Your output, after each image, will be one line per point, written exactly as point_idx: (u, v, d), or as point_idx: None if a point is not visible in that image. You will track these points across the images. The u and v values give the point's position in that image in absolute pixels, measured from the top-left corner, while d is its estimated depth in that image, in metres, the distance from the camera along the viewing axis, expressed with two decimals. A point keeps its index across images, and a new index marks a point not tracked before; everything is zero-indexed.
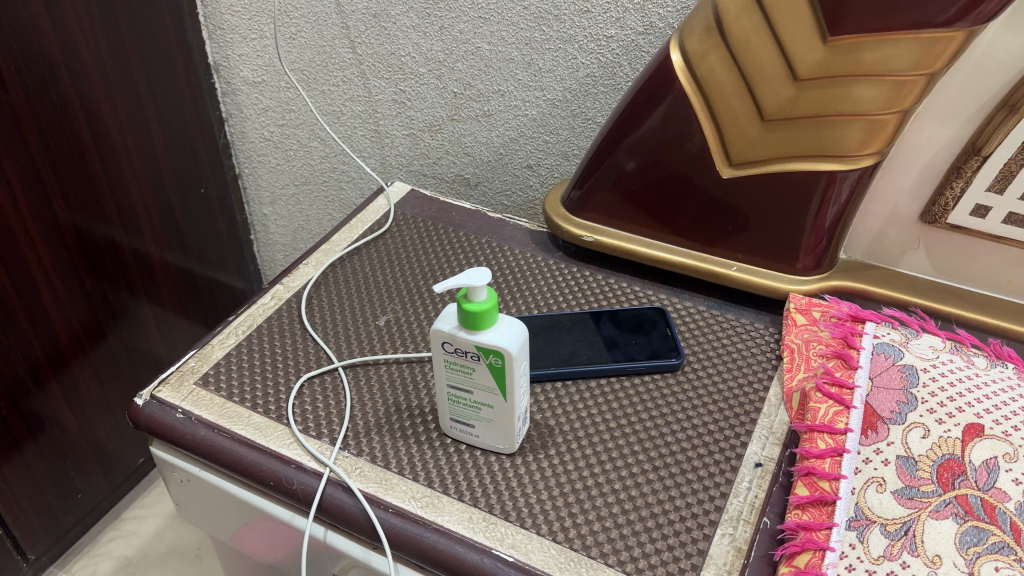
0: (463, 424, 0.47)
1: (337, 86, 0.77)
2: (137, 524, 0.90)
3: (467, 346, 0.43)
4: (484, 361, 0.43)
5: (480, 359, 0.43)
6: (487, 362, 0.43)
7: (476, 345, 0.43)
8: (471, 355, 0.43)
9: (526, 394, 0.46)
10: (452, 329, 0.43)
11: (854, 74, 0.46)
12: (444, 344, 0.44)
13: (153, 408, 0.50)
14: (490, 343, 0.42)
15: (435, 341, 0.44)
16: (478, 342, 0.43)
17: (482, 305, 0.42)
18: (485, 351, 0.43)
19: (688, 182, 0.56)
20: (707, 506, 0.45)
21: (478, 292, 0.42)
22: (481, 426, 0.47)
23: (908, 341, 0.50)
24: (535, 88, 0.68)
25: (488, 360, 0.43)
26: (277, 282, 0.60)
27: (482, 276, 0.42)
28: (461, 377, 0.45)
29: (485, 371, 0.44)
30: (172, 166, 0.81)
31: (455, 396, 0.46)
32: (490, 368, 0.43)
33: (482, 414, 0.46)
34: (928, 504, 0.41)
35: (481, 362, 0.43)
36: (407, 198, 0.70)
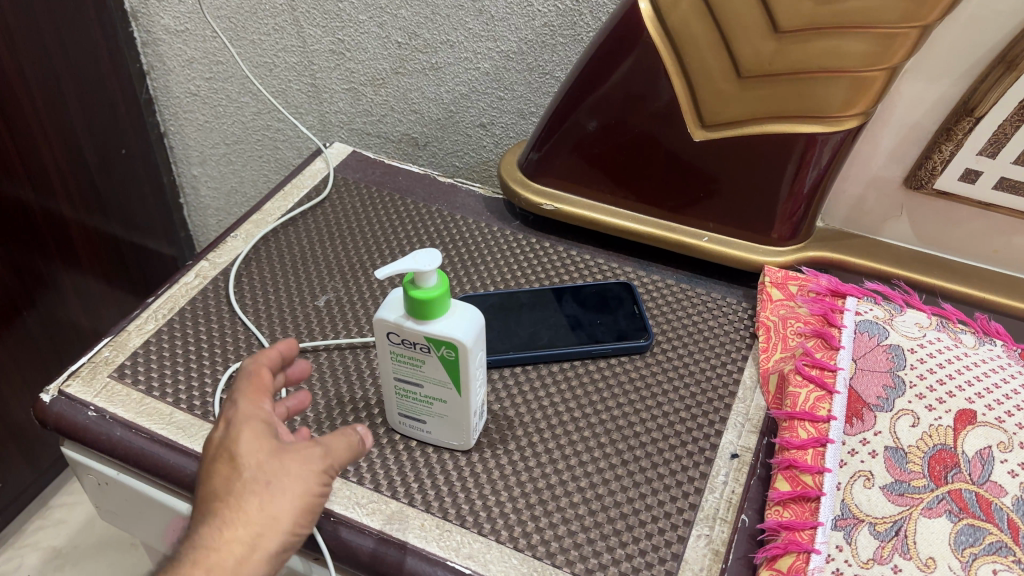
0: (412, 419, 0.43)
1: (268, 35, 0.70)
2: (67, 512, 0.84)
3: (417, 337, 0.38)
4: (435, 354, 0.39)
5: (431, 351, 0.38)
6: (438, 354, 0.39)
7: (426, 336, 0.38)
8: (421, 347, 0.39)
9: (483, 387, 0.41)
10: (398, 319, 0.38)
11: (841, 26, 0.41)
12: (389, 334, 0.39)
13: (61, 406, 0.45)
14: (442, 334, 0.37)
15: (379, 331, 0.39)
16: (429, 333, 0.38)
17: (432, 293, 0.37)
18: (435, 343, 0.38)
19: (657, 144, 0.51)
20: (681, 504, 0.41)
21: (429, 279, 0.37)
22: (433, 420, 0.42)
23: (892, 318, 0.47)
24: (488, 39, 0.62)
25: (440, 352, 0.38)
26: (201, 258, 0.54)
27: (433, 259, 0.37)
28: (411, 370, 0.40)
29: (437, 363, 0.39)
30: (87, 122, 0.72)
31: (403, 389, 0.41)
32: (443, 361, 0.39)
33: (433, 409, 0.41)
34: (920, 501, 0.38)
35: (432, 354, 0.39)
36: (348, 160, 0.64)
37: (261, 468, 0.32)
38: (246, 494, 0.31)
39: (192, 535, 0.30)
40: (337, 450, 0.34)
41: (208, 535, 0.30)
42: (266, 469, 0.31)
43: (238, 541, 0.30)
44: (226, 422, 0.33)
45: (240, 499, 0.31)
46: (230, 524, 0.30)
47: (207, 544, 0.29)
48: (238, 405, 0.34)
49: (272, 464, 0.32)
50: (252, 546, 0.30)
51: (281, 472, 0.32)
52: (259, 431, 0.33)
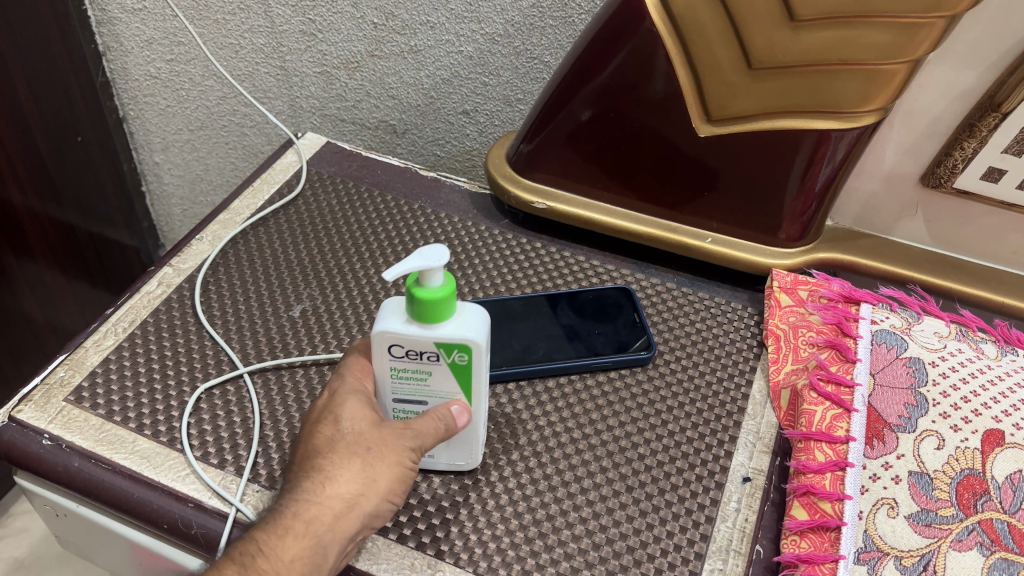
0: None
1: (233, 15, 0.65)
2: (28, 520, 0.80)
3: (425, 346, 0.35)
4: (444, 361, 0.35)
5: (441, 358, 0.35)
6: (449, 361, 0.35)
7: (435, 342, 0.34)
8: (429, 356, 0.35)
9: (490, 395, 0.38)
10: (401, 327, 0.35)
11: (863, 15, 0.38)
12: (392, 348, 0.35)
13: (12, 434, 0.41)
14: (455, 336, 0.34)
15: (376, 347, 0.35)
16: (437, 338, 0.34)
17: (439, 294, 0.33)
18: (447, 349, 0.34)
19: (658, 138, 0.47)
20: (692, 535, 0.38)
21: (434, 279, 0.33)
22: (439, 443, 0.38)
23: (910, 328, 0.44)
24: (471, 20, 0.58)
25: (451, 359, 0.35)
26: (164, 263, 0.50)
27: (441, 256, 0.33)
28: (414, 384, 0.36)
29: (445, 372, 0.36)
30: (38, 108, 0.66)
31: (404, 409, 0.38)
32: (455, 368, 0.35)
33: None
34: (949, 533, 0.36)
35: (441, 362, 0.35)
36: (322, 152, 0.60)
37: (362, 437, 0.35)
38: (347, 453, 0.34)
39: (294, 487, 0.34)
40: (426, 434, 0.35)
41: (313, 487, 0.33)
42: (364, 437, 0.35)
43: (338, 497, 0.33)
44: (331, 390, 0.37)
45: (342, 459, 0.34)
46: (333, 480, 0.33)
47: (310, 498, 0.33)
48: (344, 376, 0.37)
49: (372, 433, 0.35)
50: (351, 504, 0.33)
51: (381, 441, 0.35)
52: (363, 403, 0.36)
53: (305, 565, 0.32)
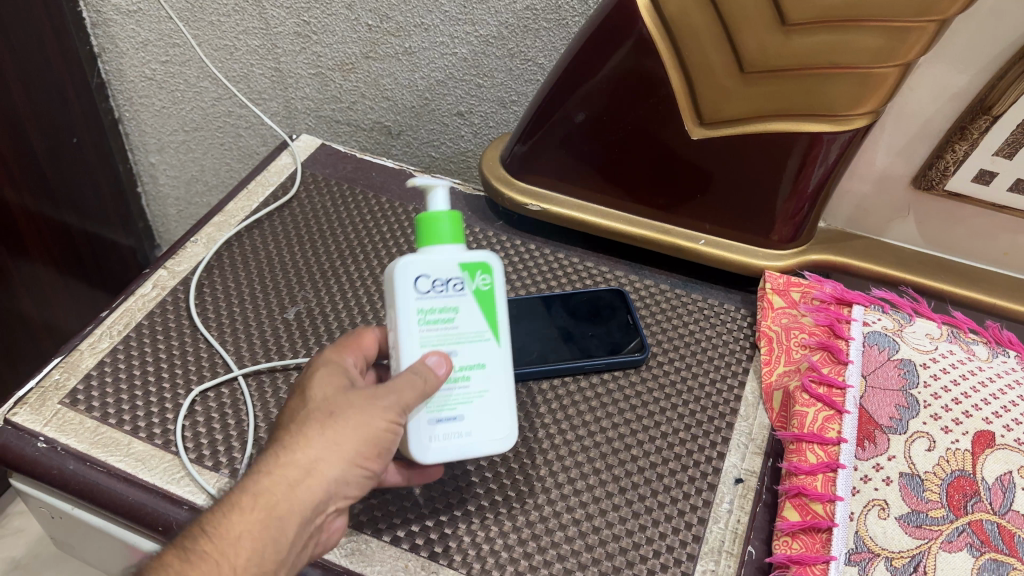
0: (447, 428, 0.34)
1: (227, 16, 0.65)
2: (25, 520, 0.80)
3: (450, 272, 0.35)
4: (470, 288, 0.35)
5: (467, 283, 0.35)
6: (474, 287, 0.35)
7: (460, 263, 0.35)
8: (455, 285, 0.35)
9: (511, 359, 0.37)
10: (422, 258, 0.34)
11: (855, 19, 0.38)
12: (415, 283, 0.34)
13: (8, 436, 0.41)
14: (478, 253, 0.35)
15: (398, 287, 0.34)
16: (461, 259, 0.35)
17: (441, 216, 0.35)
18: (471, 270, 0.35)
19: (651, 140, 0.47)
20: (684, 536, 0.38)
21: (436, 203, 0.35)
22: (472, 413, 0.35)
23: (902, 329, 0.44)
24: (465, 22, 0.58)
25: (476, 284, 0.35)
26: (159, 266, 0.50)
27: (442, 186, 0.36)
28: (441, 330, 0.34)
29: (471, 304, 0.35)
30: (32, 109, 0.65)
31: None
32: (481, 295, 0.35)
33: (471, 388, 0.35)
34: (939, 534, 0.36)
35: (466, 292, 0.35)
36: (317, 154, 0.60)
37: (326, 403, 0.33)
38: (310, 423, 0.33)
39: None
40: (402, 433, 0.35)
41: (271, 459, 0.32)
42: (328, 403, 0.33)
43: (294, 466, 0.32)
44: (310, 364, 0.37)
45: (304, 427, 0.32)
46: (292, 449, 0.32)
47: (265, 469, 0.32)
48: (324, 353, 0.37)
49: (339, 397, 0.33)
50: (308, 473, 0.32)
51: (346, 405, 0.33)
52: (331, 376, 0.35)
53: (255, 539, 0.30)
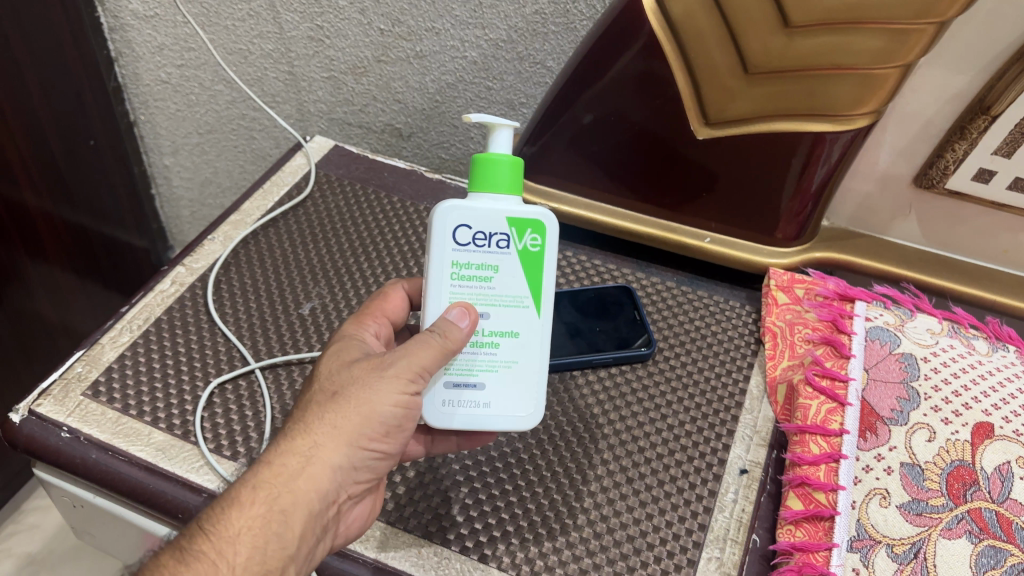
0: (464, 394, 0.36)
1: (242, 21, 0.66)
2: (40, 516, 0.81)
3: (496, 227, 0.36)
4: (515, 247, 0.36)
5: (513, 242, 0.36)
6: (520, 246, 0.36)
7: (508, 219, 0.36)
8: (499, 241, 0.36)
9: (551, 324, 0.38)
10: (471, 204, 0.35)
11: (855, 21, 0.39)
12: (458, 231, 0.36)
13: (32, 427, 0.42)
14: (531, 210, 0.36)
15: (442, 235, 0.36)
16: (511, 214, 0.35)
17: (498, 157, 0.35)
18: (520, 228, 0.36)
19: (658, 141, 0.48)
20: (690, 525, 0.39)
21: (495, 142, 0.35)
22: (495, 382, 0.37)
23: (903, 325, 0.45)
24: (475, 26, 0.59)
25: (522, 243, 0.36)
26: (177, 263, 0.51)
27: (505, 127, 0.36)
28: (476, 288, 0.36)
29: (514, 264, 0.36)
30: (51, 113, 0.66)
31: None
32: (525, 256, 0.36)
33: (499, 356, 0.37)
34: (939, 522, 0.37)
35: (511, 250, 0.36)
36: (330, 155, 0.61)
37: (325, 386, 0.34)
38: (312, 410, 0.34)
39: None
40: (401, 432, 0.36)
41: (273, 447, 0.33)
42: (333, 380, 0.35)
43: (292, 454, 0.33)
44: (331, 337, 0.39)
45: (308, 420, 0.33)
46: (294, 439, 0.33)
47: (264, 461, 0.33)
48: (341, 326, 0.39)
49: (343, 373, 0.35)
50: (306, 460, 0.33)
51: (348, 383, 0.34)
52: (344, 344, 0.37)
53: (260, 531, 0.31)
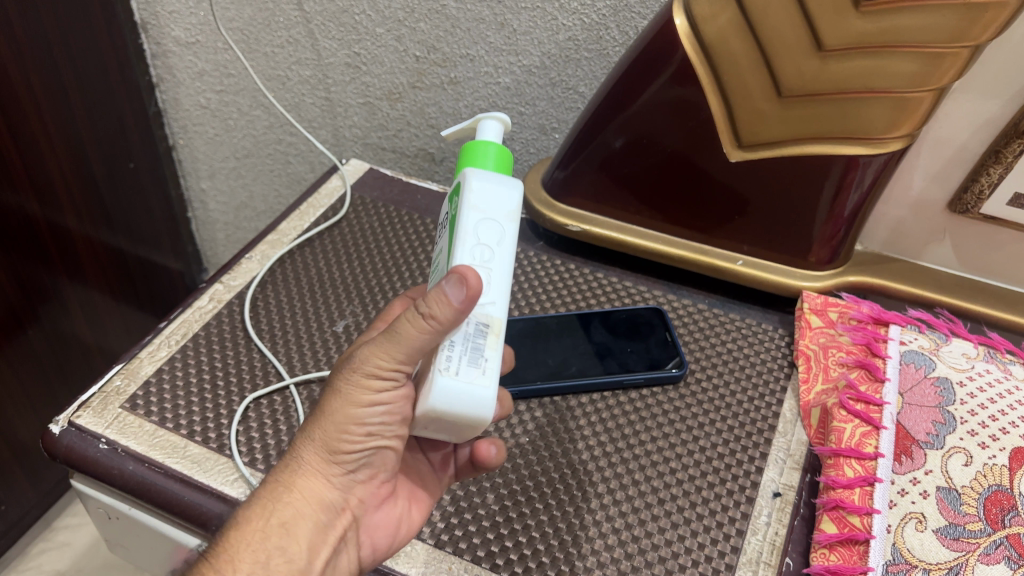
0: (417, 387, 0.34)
1: (281, 48, 0.68)
2: (71, 534, 0.81)
3: (448, 208, 0.36)
4: (450, 217, 0.34)
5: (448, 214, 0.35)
6: (453, 215, 0.34)
7: (450, 195, 0.35)
8: (447, 220, 0.35)
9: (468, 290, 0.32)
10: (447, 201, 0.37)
11: (889, 44, 0.39)
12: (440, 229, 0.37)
13: (71, 438, 0.43)
14: (460, 177, 0.34)
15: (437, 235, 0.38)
16: (452, 188, 0.35)
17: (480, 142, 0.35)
18: (454, 199, 0.35)
19: (690, 164, 0.49)
20: (723, 547, 0.39)
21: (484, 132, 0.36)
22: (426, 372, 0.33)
23: (938, 349, 0.45)
24: (509, 53, 0.60)
25: (454, 211, 0.34)
26: (215, 281, 0.53)
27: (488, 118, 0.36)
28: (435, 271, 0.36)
29: (448, 236, 0.34)
30: (94, 134, 0.68)
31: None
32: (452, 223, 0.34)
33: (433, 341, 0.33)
34: (976, 547, 0.36)
35: (449, 222, 0.35)
36: (365, 178, 0.62)
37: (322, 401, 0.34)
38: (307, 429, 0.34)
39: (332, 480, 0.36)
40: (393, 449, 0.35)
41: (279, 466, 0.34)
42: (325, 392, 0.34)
43: (286, 474, 0.34)
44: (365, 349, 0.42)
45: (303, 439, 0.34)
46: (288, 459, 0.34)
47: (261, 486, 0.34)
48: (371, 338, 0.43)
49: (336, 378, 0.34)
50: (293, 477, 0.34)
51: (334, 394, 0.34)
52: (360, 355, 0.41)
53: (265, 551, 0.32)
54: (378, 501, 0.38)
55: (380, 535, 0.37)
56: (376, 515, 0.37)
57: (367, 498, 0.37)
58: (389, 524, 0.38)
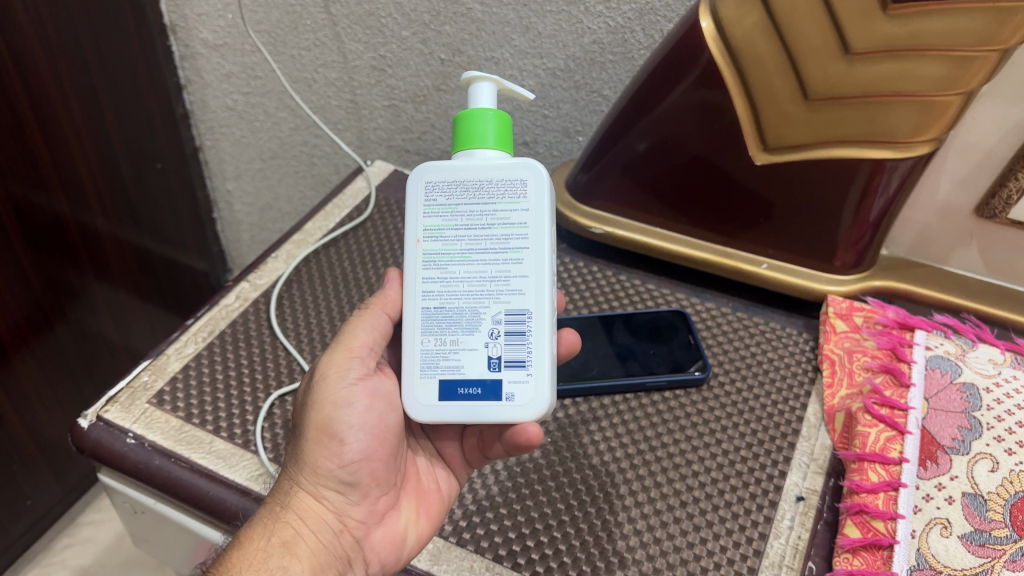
0: None
1: (308, 50, 0.69)
2: (95, 530, 0.82)
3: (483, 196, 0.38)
4: None
5: None
6: None
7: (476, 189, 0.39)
8: None
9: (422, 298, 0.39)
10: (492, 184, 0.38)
11: (917, 48, 0.39)
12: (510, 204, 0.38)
13: (99, 432, 0.43)
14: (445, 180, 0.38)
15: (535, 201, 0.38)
16: None
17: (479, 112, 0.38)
18: None
19: (714, 168, 0.49)
20: (745, 550, 0.39)
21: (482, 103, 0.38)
22: None
23: (965, 354, 0.45)
24: (534, 56, 0.60)
25: None
26: (242, 279, 0.53)
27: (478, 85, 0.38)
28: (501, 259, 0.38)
29: None
30: (123, 135, 0.68)
31: (512, 303, 0.36)
32: None
33: None
34: (1003, 553, 0.36)
35: None
36: (390, 179, 0.63)
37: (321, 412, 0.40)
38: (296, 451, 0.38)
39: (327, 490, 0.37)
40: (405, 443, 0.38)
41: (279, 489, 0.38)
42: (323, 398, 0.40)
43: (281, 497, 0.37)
44: None
45: (292, 461, 0.38)
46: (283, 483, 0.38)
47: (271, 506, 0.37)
48: None
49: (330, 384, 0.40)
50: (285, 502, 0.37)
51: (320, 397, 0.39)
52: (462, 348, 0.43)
53: None
54: (378, 516, 0.39)
55: (384, 550, 0.38)
56: (378, 531, 0.39)
57: (365, 516, 0.39)
58: (390, 537, 0.39)
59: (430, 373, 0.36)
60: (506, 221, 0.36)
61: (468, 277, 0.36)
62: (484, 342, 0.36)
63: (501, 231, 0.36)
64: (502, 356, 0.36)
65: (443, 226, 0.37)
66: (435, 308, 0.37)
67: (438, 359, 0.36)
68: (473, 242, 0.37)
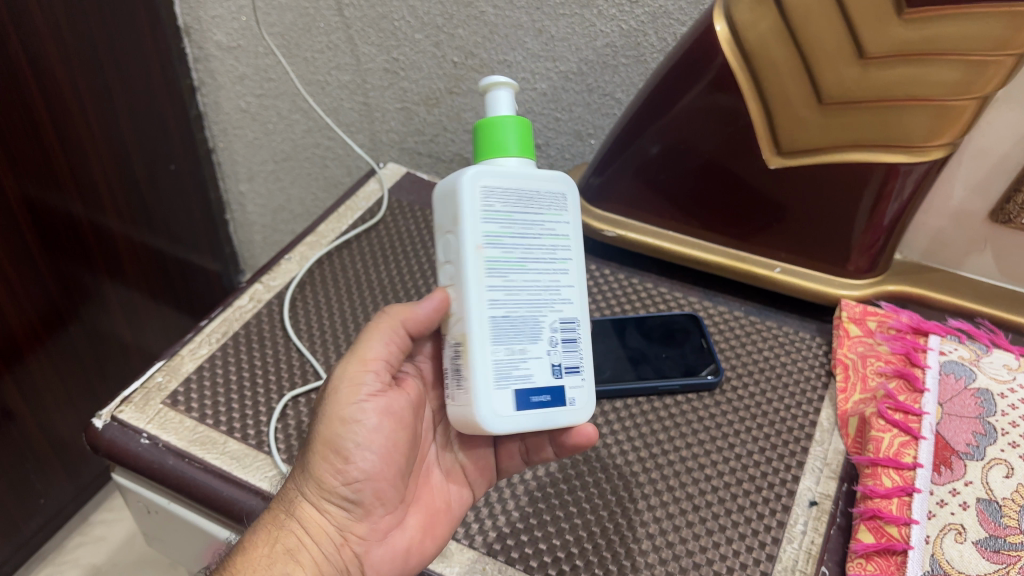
0: None
1: (321, 53, 0.69)
2: (106, 529, 0.83)
3: None
4: None
5: None
6: None
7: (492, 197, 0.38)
8: None
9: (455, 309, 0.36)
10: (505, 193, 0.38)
11: (932, 52, 0.39)
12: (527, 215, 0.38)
13: (114, 432, 0.44)
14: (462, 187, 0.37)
15: None
16: None
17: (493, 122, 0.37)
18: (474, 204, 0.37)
19: (727, 171, 0.49)
20: (758, 554, 0.39)
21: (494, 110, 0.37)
22: None
23: (979, 359, 0.45)
24: (547, 59, 0.60)
25: None
26: (255, 281, 0.53)
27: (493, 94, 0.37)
28: None
29: None
30: (137, 137, 0.69)
31: (565, 311, 0.36)
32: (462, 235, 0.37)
33: None
34: (1018, 559, 0.36)
35: None
36: (402, 181, 0.63)
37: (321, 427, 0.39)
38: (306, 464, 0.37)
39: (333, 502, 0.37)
40: None
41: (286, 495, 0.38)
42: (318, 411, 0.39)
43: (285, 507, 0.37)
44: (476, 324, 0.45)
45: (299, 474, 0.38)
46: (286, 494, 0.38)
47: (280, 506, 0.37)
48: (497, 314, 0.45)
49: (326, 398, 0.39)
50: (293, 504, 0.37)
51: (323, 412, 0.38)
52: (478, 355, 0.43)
53: None
54: (380, 534, 0.39)
55: (384, 567, 0.38)
56: (379, 548, 0.38)
57: (367, 533, 0.38)
58: (391, 555, 0.38)
59: (505, 384, 0.34)
60: (554, 231, 0.36)
61: (527, 285, 0.35)
62: (547, 350, 0.36)
63: (550, 243, 0.36)
64: (563, 363, 0.36)
65: (501, 232, 0.35)
66: (501, 317, 0.35)
67: (510, 368, 0.35)
68: (529, 251, 0.36)
